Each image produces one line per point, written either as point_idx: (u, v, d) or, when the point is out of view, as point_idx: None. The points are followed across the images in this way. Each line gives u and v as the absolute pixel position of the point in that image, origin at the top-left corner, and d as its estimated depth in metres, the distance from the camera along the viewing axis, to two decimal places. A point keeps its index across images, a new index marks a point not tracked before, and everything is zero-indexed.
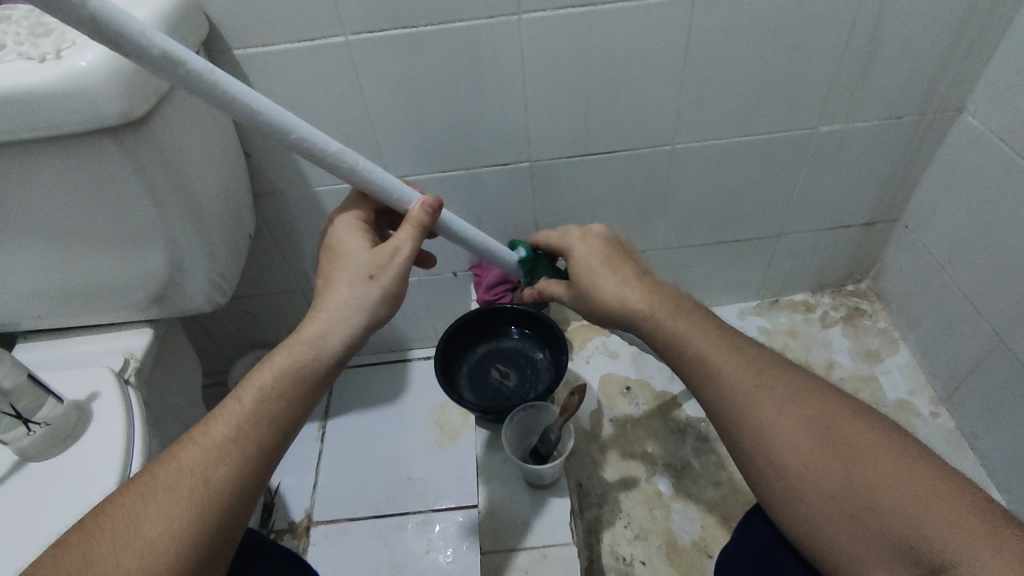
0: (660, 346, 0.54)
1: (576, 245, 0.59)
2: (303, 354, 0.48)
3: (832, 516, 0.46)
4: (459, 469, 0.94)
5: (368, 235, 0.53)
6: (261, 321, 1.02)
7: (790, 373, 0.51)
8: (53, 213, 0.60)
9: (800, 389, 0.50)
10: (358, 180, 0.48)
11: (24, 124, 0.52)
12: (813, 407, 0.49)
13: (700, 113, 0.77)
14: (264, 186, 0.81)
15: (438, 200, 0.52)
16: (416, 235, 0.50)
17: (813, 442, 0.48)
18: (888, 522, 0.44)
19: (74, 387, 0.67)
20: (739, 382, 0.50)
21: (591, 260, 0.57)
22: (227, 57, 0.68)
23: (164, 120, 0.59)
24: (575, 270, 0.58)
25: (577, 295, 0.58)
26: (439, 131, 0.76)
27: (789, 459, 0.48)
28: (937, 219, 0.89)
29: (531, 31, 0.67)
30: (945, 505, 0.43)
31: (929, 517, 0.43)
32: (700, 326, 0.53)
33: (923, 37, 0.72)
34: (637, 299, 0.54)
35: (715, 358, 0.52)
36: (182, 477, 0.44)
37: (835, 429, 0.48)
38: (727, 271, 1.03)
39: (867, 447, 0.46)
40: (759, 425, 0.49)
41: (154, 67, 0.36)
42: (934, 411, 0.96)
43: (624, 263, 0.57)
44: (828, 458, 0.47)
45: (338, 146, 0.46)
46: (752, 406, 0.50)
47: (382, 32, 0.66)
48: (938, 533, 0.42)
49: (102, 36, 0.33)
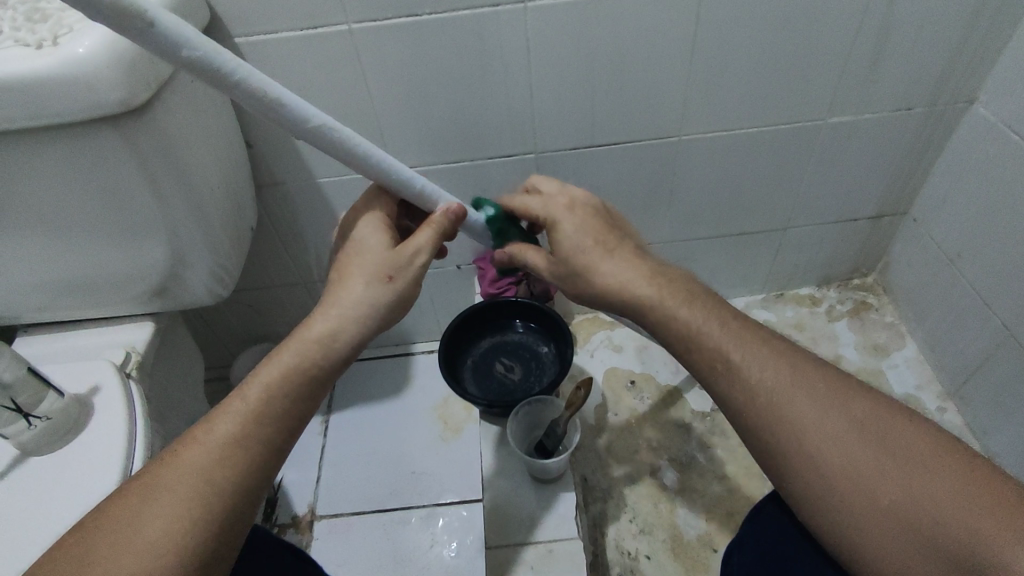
0: (675, 339, 0.53)
1: (563, 217, 0.56)
2: (312, 353, 0.47)
3: (863, 512, 0.45)
4: (463, 463, 0.94)
5: (391, 230, 0.52)
6: (263, 314, 1.01)
7: (821, 367, 0.51)
8: (51, 204, 0.59)
9: (829, 384, 0.49)
10: (378, 174, 0.48)
11: (20, 112, 0.51)
12: (845, 402, 0.48)
13: (708, 103, 0.76)
14: (266, 177, 0.80)
15: (462, 210, 0.53)
16: (435, 239, 0.50)
17: (844, 436, 0.47)
18: (925, 519, 0.43)
19: (75, 381, 0.66)
20: (765, 376, 0.49)
21: (579, 236, 0.55)
22: (227, 46, 0.66)
23: (165, 108, 0.58)
24: (563, 246, 0.55)
25: (565, 273, 0.56)
26: (443, 122, 0.75)
27: (817, 455, 0.47)
28: (946, 211, 0.88)
29: (538, 20, 0.66)
30: (987, 503, 0.42)
31: (967, 515, 0.42)
32: (720, 318, 0.52)
33: (935, 27, 0.71)
34: (640, 285, 0.53)
35: (738, 354, 0.50)
36: (185, 478, 0.43)
37: (869, 424, 0.47)
38: (732, 264, 1.02)
39: (898, 441, 0.46)
40: (787, 421, 0.48)
41: (166, 53, 0.35)
42: (941, 406, 0.95)
43: (619, 242, 0.55)
44: (860, 451, 0.46)
45: (357, 141, 0.45)
46: (782, 402, 0.48)
47: (385, 20, 0.65)
48: (974, 531, 0.41)
49: (112, 19, 0.32)
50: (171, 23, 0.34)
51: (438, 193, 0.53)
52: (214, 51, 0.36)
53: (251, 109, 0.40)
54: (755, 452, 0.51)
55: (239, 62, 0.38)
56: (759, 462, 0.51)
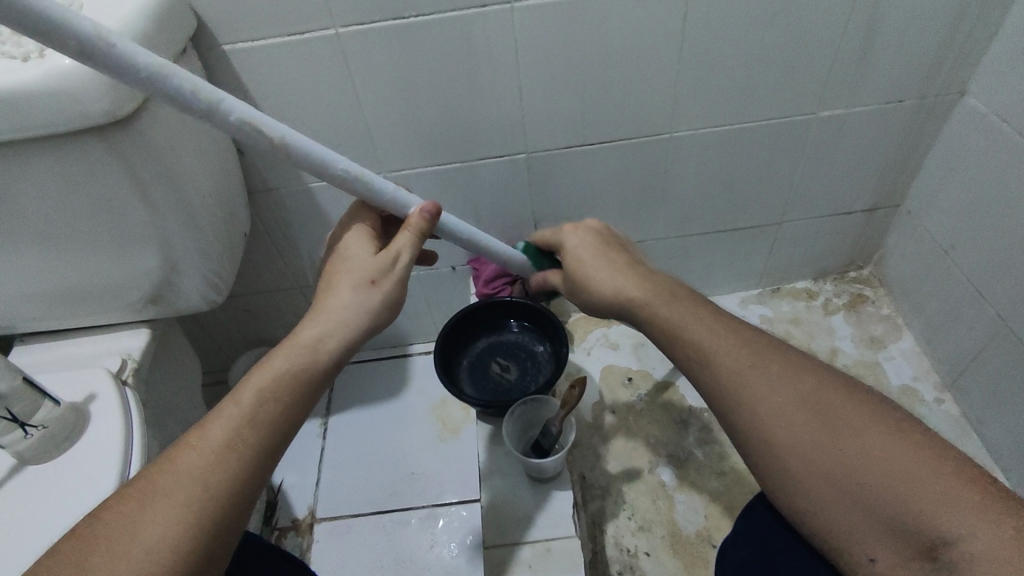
0: (657, 337, 0.55)
1: (569, 236, 0.63)
2: (303, 358, 0.48)
3: (824, 492, 0.45)
4: (461, 463, 0.94)
5: (377, 241, 0.53)
6: (260, 319, 1.01)
7: (787, 353, 0.51)
8: (43, 215, 0.59)
9: (804, 374, 0.49)
10: (363, 193, 0.49)
11: (8, 125, 0.51)
12: (807, 386, 0.48)
13: (698, 100, 0.76)
14: (258, 183, 0.80)
15: (437, 207, 0.52)
16: (416, 241, 0.51)
17: (801, 419, 0.47)
18: (881, 499, 0.43)
19: (71, 389, 0.66)
20: (735, 364, 0.50)
21: (582, 250, 0.61)
22: (216, 53, 0.67)
23: (154, 117, 0.58)
24: (569, 262, 0.62)
25: (574, 288, 0.62)
26: (433, 124, 0.76)
27: (780, 439, 0.47)
28: (941, 202, 0.88)
29: (524, 20, 0.66)
30: (944, 485, 0.41)
31: (932, 501, 0.41)
32: (696, 312, 0.54)
33: (925, 17, 0.70)
34: (627, 289, 0.56)
35: (710, 343, 0.52)
36: (180, 483, 0.43)
37: (829, 405, 0.47)
38: (727, 259, 1.02)
39: (858, 420, 0.45)
40: (754, 408, 0.49)
41: (128, 78, 0.35)
42: (938, 398, 0.95)
43: (614, 253, 0.60)
44: (820, 433, 0.46)
45: (342, 165, 0.46)
46: (749, 390, 0.49)
47: (371, 24, 0.65)
48: (945, 518, 0.40)
49: (80, 52, 0.33)
50: (128, 47, 0.34)
51: (413, 197, 0.53)
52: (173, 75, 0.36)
53: (219, 129, 0.40)
54: (741, 452, 0.51)
55: (202, 83, 0.38)
56: (745, 462, 0.51)
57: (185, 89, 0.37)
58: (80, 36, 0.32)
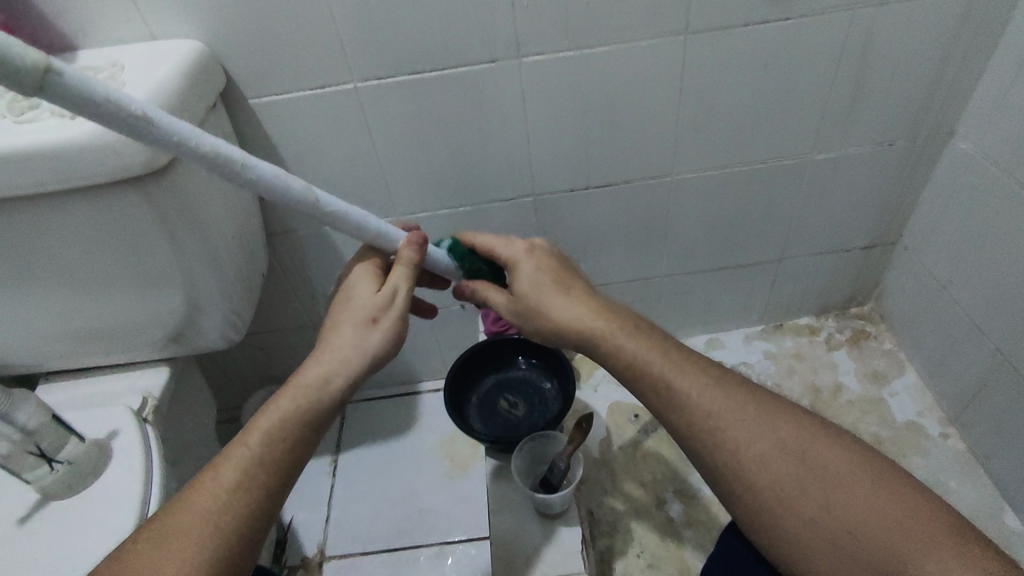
0: (618, 368, 0.54)
1: (522, 259, 0.57)
2: (306, 398, 0.49)
3: (797, 528, 0.48)
4: (471, 501, 0.95)
5: (381, 278, 0.54)
6: (274, 357, 1.04)
7: (760, 391, 0.54)
8: (76, 258, 0.62)
9: (774, 412, 0.52)
10: (370, 236, 0.52)
11: (54, 176, 0.55)
12: (775, 425, 0.51)
13: (695, 146, 0.80)
14: (277, 227, 0.84)
15: (422, 238, 0.53)
16: (409, 274, 0.52)
17: (782, 460, 0.50)
18: (852, 532, 0.46)
19: (94, 426, 0.69)
20: (705, 402, 0.52)
21: (538, 278, 0.56)
22: (243, 106, 0.71)
23: (186, 166, 0.62)
24: (522, 288, 0.56)
25: (524, 314, 0.56)
26: (445, 170, 0.80)
27: (748, 472, 0.50)
28: (935, 240, 0.91)
29: (531, 74, 0.71)
30: (909, 522, 0.45)
31: (896, 538, 0.45)
32: (661, 348, 0.54)
33: (909, 67, 0.75)
34: (589, 318, 0.54)
35: (680, 382, 0.53)
36: (195, 524, 0.46)
37: (804, 446, 0.50)
38: (730, 296, 1.04)
39: (831, 462, 0.49)
40: (723, 443, 0.51)
41: (167, 143, 0.38)
42: (944, 432, 0.96)
43: (574, 281, 0.57)
44: (792, 471, 0.49)
45: (356, 210, 0.50)
46: (718, 425, 0.51)
47: (389, 77, 0.70)
48: (909, 555, 0.44)
49: (125, 128, 0.36)
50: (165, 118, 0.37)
51: (399, 231, 0.54)
52: (208, 141, 0.39)
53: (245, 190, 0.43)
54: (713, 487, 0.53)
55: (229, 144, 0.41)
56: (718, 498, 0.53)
57: (217, 152, 0.40)
58: (126, 107, 0.35)
